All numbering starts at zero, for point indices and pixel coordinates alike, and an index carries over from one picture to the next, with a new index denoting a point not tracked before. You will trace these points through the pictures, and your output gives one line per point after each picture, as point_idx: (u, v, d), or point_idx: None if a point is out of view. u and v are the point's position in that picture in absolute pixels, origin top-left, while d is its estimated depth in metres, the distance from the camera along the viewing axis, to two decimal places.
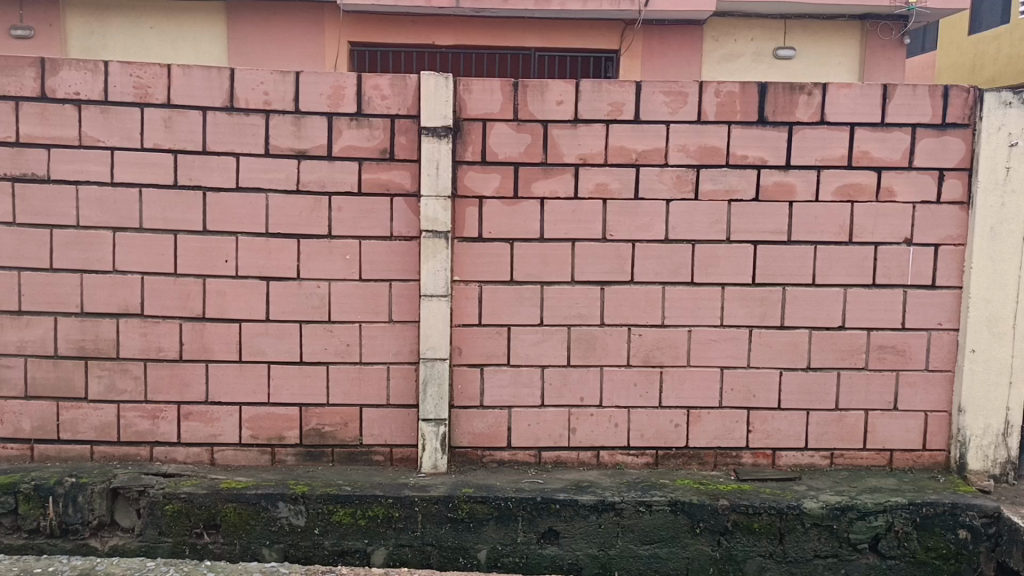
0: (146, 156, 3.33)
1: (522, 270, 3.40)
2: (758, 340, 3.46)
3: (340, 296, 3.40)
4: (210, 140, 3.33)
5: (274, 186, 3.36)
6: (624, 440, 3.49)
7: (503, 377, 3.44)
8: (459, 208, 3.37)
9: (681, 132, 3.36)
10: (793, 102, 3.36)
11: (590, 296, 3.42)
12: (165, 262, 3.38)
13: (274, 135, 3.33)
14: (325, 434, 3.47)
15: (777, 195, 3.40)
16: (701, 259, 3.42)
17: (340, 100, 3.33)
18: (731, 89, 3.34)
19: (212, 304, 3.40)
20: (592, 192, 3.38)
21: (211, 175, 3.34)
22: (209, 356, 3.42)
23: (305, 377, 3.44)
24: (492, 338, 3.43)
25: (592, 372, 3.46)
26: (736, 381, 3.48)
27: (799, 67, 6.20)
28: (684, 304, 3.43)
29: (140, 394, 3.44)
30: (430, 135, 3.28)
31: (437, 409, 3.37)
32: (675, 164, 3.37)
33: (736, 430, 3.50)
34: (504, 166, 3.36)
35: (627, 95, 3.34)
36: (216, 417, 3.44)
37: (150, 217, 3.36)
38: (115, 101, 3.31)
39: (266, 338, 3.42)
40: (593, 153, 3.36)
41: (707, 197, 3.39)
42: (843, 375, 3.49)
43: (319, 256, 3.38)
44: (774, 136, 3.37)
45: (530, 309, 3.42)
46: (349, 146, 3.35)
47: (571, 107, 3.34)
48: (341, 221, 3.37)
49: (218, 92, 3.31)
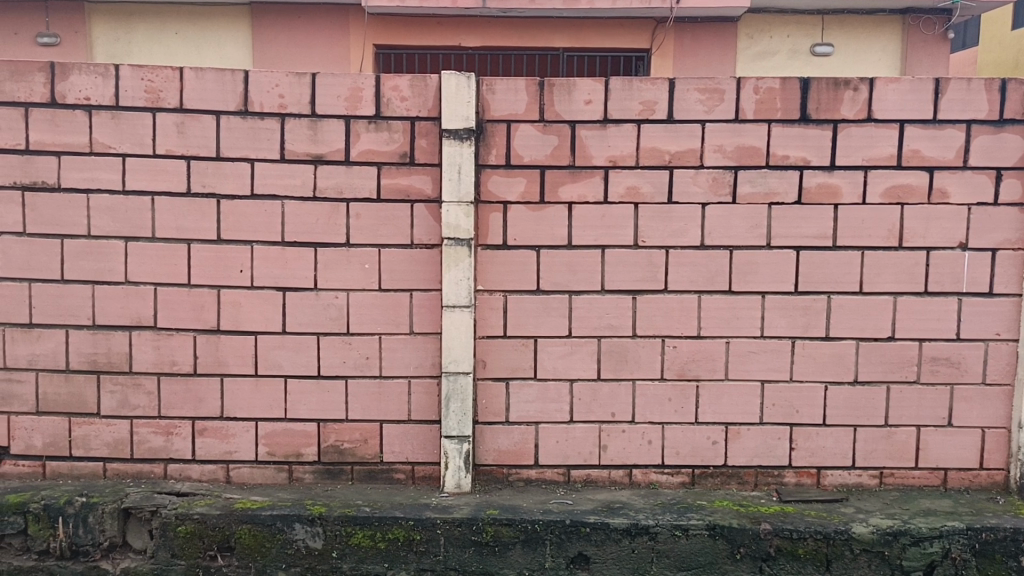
0: (158, 163, 3.21)
1: (549, 279, 3.23)
2: (801, 352, 3.25)
3: (359, 308, 3.25)
4: (224, 145, 3.20)
5: (290, 193, 3.22)
6: (658, 458, 3.30)
7: (530, 392, 3.27)
8: (482, 214, 3.20)
9: (717, 131, 3.17)
10: (838, 98, 3.15)
11: (621, 306, 3.24)
12: (178, 272, 3.25)
13: (290, 139, 3.20)
14: (344, 451, 3.32)
15: (821, 198, 3.19)
16: (739, 265, 3.21)
17: (358, 102, 3.19)
18: (770, 84, 3.14)
19: (226, 316, 3.27)
20: (623, 196, 3.19)
21: (225, 182, 3.22)
22: (225, 370, 3.29)
23: (323, 392, 3.29)
24: (518, 351, 3.26)
25: (623, 387, 3.27)
26: (778, 397, 3.27)
27: (836, 64, 5.95)
28: (722, 313, 3.24)
29: (154, 409, 3.31)
30: (452, 137, 3.13)
31: (460, 425, 3.21)
32: (711, 165, 3.18)
33: (778, 448, 3.29)
34: (530, 169, 3.19)
35: (660, 93, 3.16)
36: (232, 433, 3.31)
37: (163, 227, 3.24)
38: (126, 106, 3.19)
39: (282, 351, 3.28)
40: (624, 155, 3.18)
41: (745, 200, 3.19)
42: (893, 390, 3.26)
43: (337, 265, 3.24)
44: (817, 134, 3.17)
45: (558, 320, 3.24)
46: (368, 150, 3.20)
47: (600, 107, 3.16)
48: (359, 229, 3.23)
49: (232, 96, 3.19)
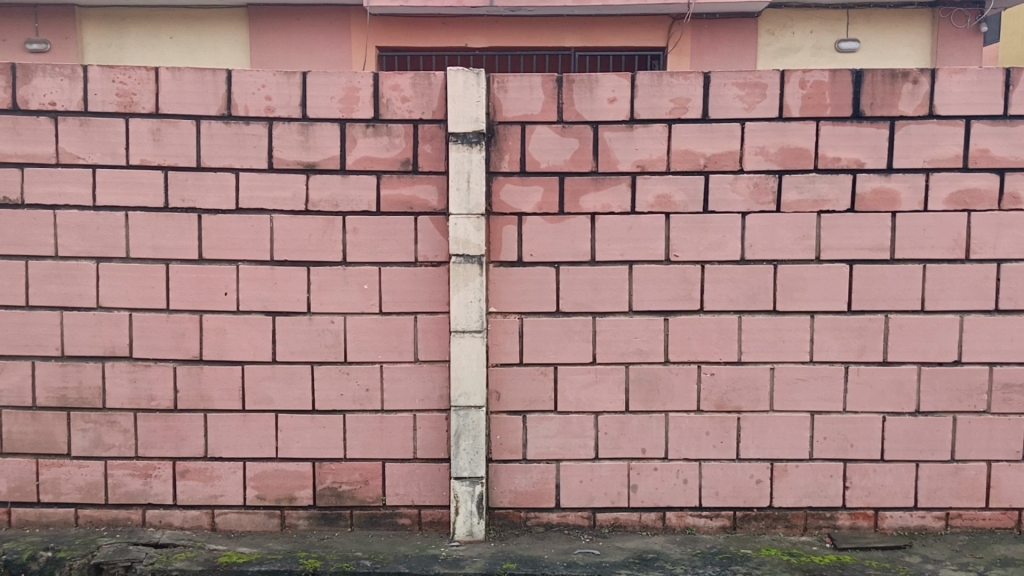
0: (132, 174, 2.88)
1: (570, 299, 2.87)
2: (855, 378, 2.88)
3: (358, 334, 2.91)
4: (205, 153, 2.86)
5: (279, 206, 2.87)
6: (694, 499, 2.94)
7: (550, 426, 2.92)
8: (494, 227, 2.85)
9: (758, 131, 2.81)
10: (895, 93, 2.79)
11: (652, 328, 2.87)
12: (155, 295, 2.91)
13: (278, 146, 2.85)
14: (342, 494, 2.97)
15: (877, 205, 2.82)
16: (785, 282, 2.85)
17: (355, 104, 2.84)
18: (819, 78, 2.78)
19: (210, 345, 2.92)
20: (653, 206, 2.84)
21: (207, 195, 2.88)
22: (209, 406, 2.94)
23: (318, 429, 2.94)
24: (536, 380, 2.90)
25: (655, 420, 2.91)
26: (830, 429, 2.90)
27: (862, 60, 5.53)
28: (766, 336, 2.87)
29: (130, 449, 2.97)
30: (459, 142, 2.77)
31: (472, 465, 2.85)
32: (752, 169, 2.82)
33: (830, 486, 2.92)
34: (548, 176, 2.83)
35: (694, 89, 2.80)
36: (218, 475, 2.97)
37: (138, 245, 2.90)
38: (96, 111, 2.86)
39: (273, 383, 2.93)
40: (653, 159, 2.82)
41: (791, 208, 2.83)
42: (960, 420, 2.89)
43: (332, 286, 2.89)
44: (872, 134, 2.80)
45: (580, 345, 2.89)
46: (365, 157, 2.86)
47: (626, 105, 2.81)
48: (357, 245, 2.88)
49: (213, 99, 2.85)
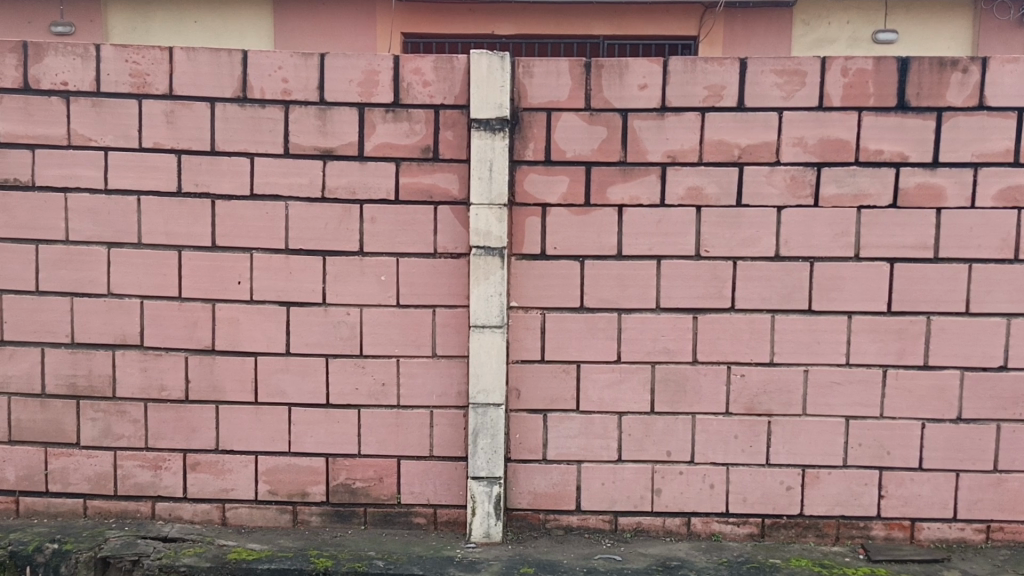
0: (146, 158, 2.79)
1: (595, 295, 2.75)
2: (894, 383, 2.74)
3: (374, 327, 2.81)
4: (219, 137, 2.77)
5: (295, 193, 2.78)
6: (720, 505, 2.82)
7: (571, 426, 2.81)
8: (517, 218, 2.73)
9: (797, 121, 2.66)
10: (943, 82, 2.64)
11: (679, 327, 2.75)
12: (168, 283, 2.83)
13: (295, 130, 2.76)
14: (356, 491, 2.88)
15: (921, 201, 2.68)
16: (822, 280, 2.71)
17: (374, 88, 2.74)
18: (862, 66, 2.64)
19: (223, 335, 2.84)
20: (684, 199, 2.71)
21: (221, 181, 2.79)
22: (220, 397, 2.86)
23: (332, 423, 2.85)
24: (558, 378, 2.79)
25: (681, 422, 2.79)
26: (866, 436, 2.77)
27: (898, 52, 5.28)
28: (800, 337, 2.74)
29: (140, 440, 2.90)
30: (482, 129, 2.65)
31: (490, 465, 2.74)
32: (790, 162, 2.68)
33: (864, 495, 2.79)
34: (573, 166, 2.71)
35: (729, 76, 2.66)
36: (228, 469, 2.89)
37: (151, 231, 2.82)
38: (109, 92, 2.78)
39: (286, 375, 2.84)
40: (684, 149, 2.69)
41: (830, 203, 2.69)
42: (1004, 429, 2.74)
43: (349, 277, 2.80)
44: (918, 125, 2.65)
45: (605, 342, 2.77)
46: (384, 143, 2.75)
47: (657, 92, 2.68)
48: (374, 234, 2.78)
49: (229, 81, 2.75)
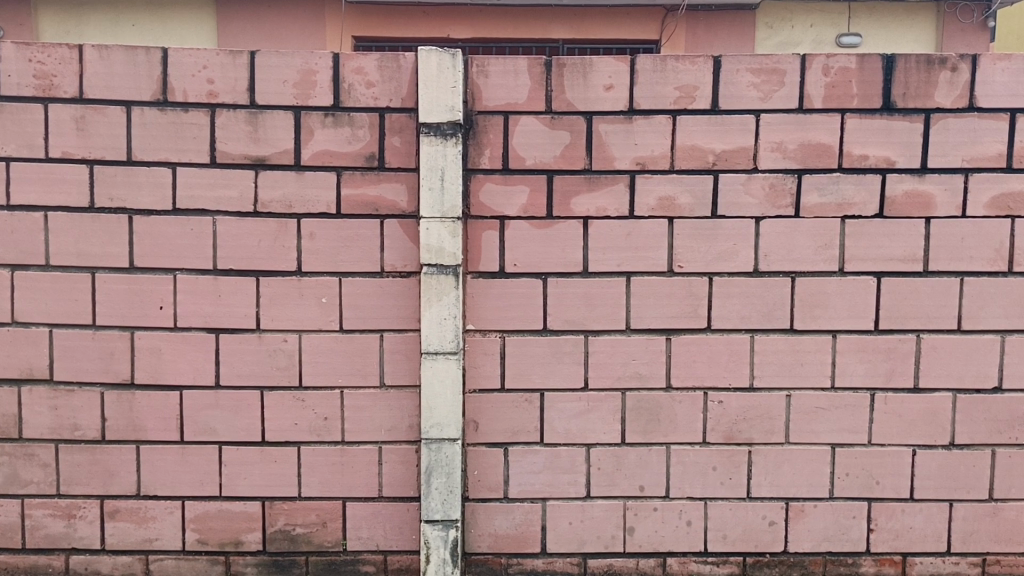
0: (52, 169, 2.48)
1: (560, 316, 2.50)
2: (883, 407, 2.53)
3: (315, 355, 2.52)
4: (137, 145, 2.47)
5: (223, 207, 2.49)
6: (698, 543, 2.58)
7: (535, 460, 2.55)
8: (472, 232, 2.47)
9: (776, 125, 2.45)
10: (931, 81, 2.44)
11: (652, 349, 2.51)
12: (79, 309, 2.51)
13: (222, 136, 2.47)
14: (297, 537, 2.59)
15: (910, 210, 2.48)
16: (805, 297, 2.50)
17: (311, 89, 2.46)
18: (844, 64, 2.43)
19: (144, 367, 2.53)
20: (654, 210, 2.47)
21: (140, 194, 2.49)
22: (142, 437, 2.56)
23: (269, 463, 2.56)
24: (520, 408, 2.53)
25: (655, 453, 2.55)
26: (854, 465, 2.55)
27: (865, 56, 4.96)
28: (782, 359, 2.51)
29: (51, 486, 2.58)
30: (432, 134, 2.38)
31: (445, 507, 2.46)
32: (768, 169, 2.46)
33: (852, 529, 2.58)
34: (534, 175, 2.46)
35: (702, 76, 2.44)
36: (152, 516, 2.58)
37: (60, 252, 2.50)
38: (9, 95, 2.46)
39: (216, 411, 2.54)
40: (655, 156, 2.46)
41: (812, 213, 2.47)
42: (1001, 455, 2.54)
43: (286, 300, 2.51)
44: (905, 128, 2.45)
45: (571, 368, 2.52)
46: (323, 151, 2.48)
47: (625, 94, 2.44)
48: (313, 252, 2.49)
49: (147, 82, 2.46)
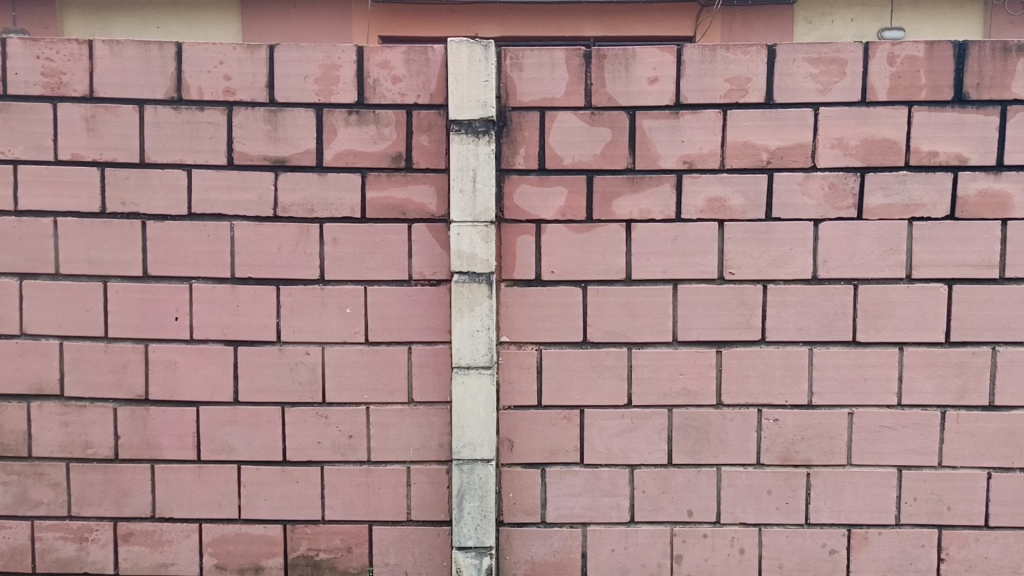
0: (62, 172, 2.34)
1: (600, 327, 2.32)
2: (954, 427, 2.32)
3: (338, 368, 2.36)
4: (151, 146, 2.33)
5: (241, 211, 2.34)
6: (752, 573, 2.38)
7: (574, 482, 2.37)
8: (506, 237, 2.30)
9: (836, 118, 2.25)
10: (1008, 70, 2.23)
11: (700, 363, 2.32)
12: (91, 320, 2.37)
13: (239, 136, 2.32)
14: (320, 563, 2.43)
15: (984, 211, 2.26)
16: (868, 306, 2.29)
17: (334, 85, 2.30)
18: (912, 52, 2.22)
19: (159, 381, 2.39)
20: (703, 212, 2.28)
21: (153, 198, 2.35)
22: (156, 455, 2.41)
23: (290, 484, 2.40)
24: (558, 426, 2.35)
25: (705, 475, 2.36)
26: (923, 489, 2.34)
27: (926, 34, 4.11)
28: (844, 374, 2.32)
29: (62, 507, 2.44)
30: (463, 131, 2.21)
31: (478, 533, 2.29)
32: (828, 166, 2.26)
33: (921, 559, 2.36)
34: (572, 174, 2.28)
35: (755, 66, 2.25)
36: (168, 540, 2.43)
37: (70, 259, 2.37)
38: (17, 94, 2.33)
39: (234, 428, 2.39)
40: (703, 154, 2.27)
41: (876, 215, 2.27)
42: None
43: (307, 310, 2.35)
44: (979, 121, 2.24)
45: (612, 383, 2.34)
46: (347, 151, 2.31)
47: (670, 87, 2.26)
48: (337, 260, 2.33)
49: (161, 79, 2.32)
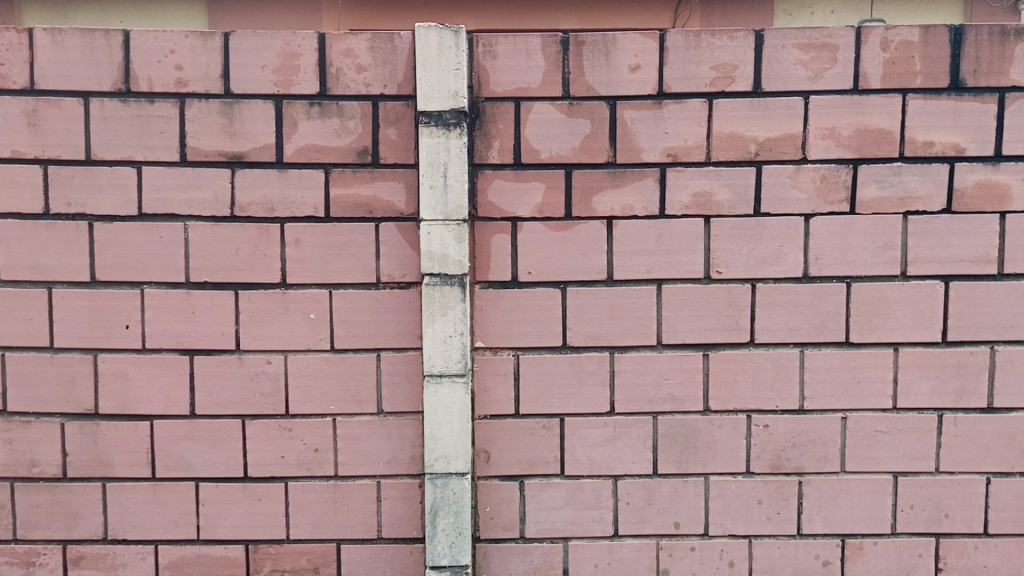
0: (2, 172, 2.17)
1: (581, 331, 2.19)
2: (953, 431, 2.21)
3: (302, 378, 2.22)
4: (98, 142, 2.17)
5: (196, 211, 2.18)
6: None
7: (555, 494, 2.24)
8: (480, 236, 2.16)
9: (827, 108, 2.13)
10: (1006, 55, 2.12)
11: (687, 367, 2.20)
12: (35, 330, 2.21)
13: (193, 131, 2.16)
14: None
15: (982, 204, 2.15)
16: (862, 306, 2.18)
17: (294, 75, 2.15)
18: (906, 36, 2.11)
19: (110, 394, 2.23)
20: (688, 207, 2.16)
21: (101, 198, 2.18)
22: (108, 473, 2.25)
23: (252, 502, 2.25)
24: (537, 436, 2.22)
25: (692, 485, 2.24)
26: (920, 496, 2.23)
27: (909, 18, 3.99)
28: (837, 377, 2.20)
29: (7, 531, 2.27)
30: (432, 124, 2.06)
31: (453, 551, 2.15)
32: (819, 158, 2.15)
33: (918, 569, 2.26)
34: (550, 169, 2.15)
35: (742, 53, 2.12)
36: (122, 564, 2.27)
37: (12, 265, 2.20)
38: None
39: (192, 443, 2.24)
40: (688, 146, 2.14)
41: (870, 209, 2.16)
42: None
43: (268, 316, 2.20)
44: (976, 110, 2.13)
45: (594, 390, 2.21)
46: (309, 146, 2.17)
47: (653, 75, 2.13)
48: (299, 262, 2.18)
49: (108, 70, 2.15)
